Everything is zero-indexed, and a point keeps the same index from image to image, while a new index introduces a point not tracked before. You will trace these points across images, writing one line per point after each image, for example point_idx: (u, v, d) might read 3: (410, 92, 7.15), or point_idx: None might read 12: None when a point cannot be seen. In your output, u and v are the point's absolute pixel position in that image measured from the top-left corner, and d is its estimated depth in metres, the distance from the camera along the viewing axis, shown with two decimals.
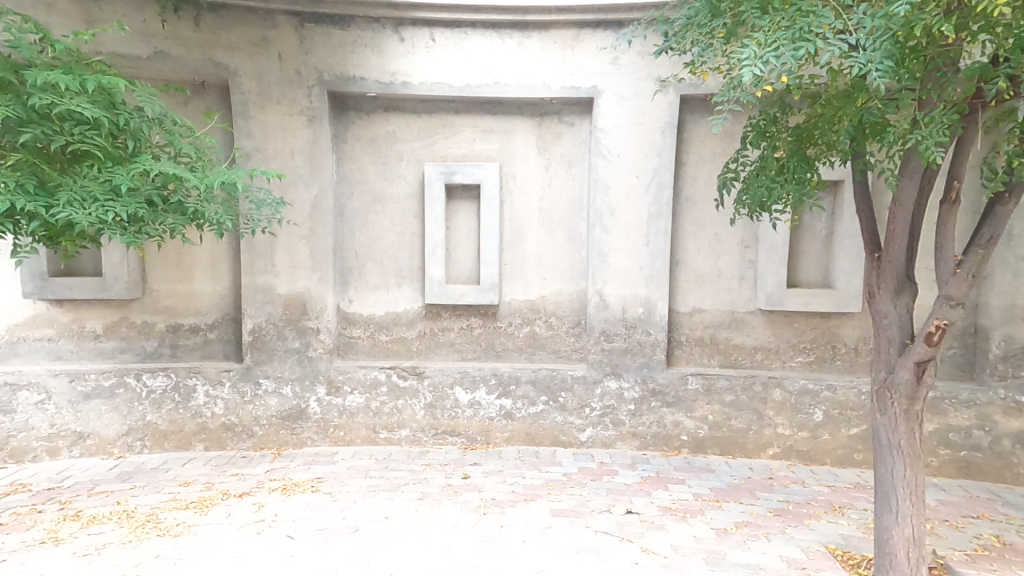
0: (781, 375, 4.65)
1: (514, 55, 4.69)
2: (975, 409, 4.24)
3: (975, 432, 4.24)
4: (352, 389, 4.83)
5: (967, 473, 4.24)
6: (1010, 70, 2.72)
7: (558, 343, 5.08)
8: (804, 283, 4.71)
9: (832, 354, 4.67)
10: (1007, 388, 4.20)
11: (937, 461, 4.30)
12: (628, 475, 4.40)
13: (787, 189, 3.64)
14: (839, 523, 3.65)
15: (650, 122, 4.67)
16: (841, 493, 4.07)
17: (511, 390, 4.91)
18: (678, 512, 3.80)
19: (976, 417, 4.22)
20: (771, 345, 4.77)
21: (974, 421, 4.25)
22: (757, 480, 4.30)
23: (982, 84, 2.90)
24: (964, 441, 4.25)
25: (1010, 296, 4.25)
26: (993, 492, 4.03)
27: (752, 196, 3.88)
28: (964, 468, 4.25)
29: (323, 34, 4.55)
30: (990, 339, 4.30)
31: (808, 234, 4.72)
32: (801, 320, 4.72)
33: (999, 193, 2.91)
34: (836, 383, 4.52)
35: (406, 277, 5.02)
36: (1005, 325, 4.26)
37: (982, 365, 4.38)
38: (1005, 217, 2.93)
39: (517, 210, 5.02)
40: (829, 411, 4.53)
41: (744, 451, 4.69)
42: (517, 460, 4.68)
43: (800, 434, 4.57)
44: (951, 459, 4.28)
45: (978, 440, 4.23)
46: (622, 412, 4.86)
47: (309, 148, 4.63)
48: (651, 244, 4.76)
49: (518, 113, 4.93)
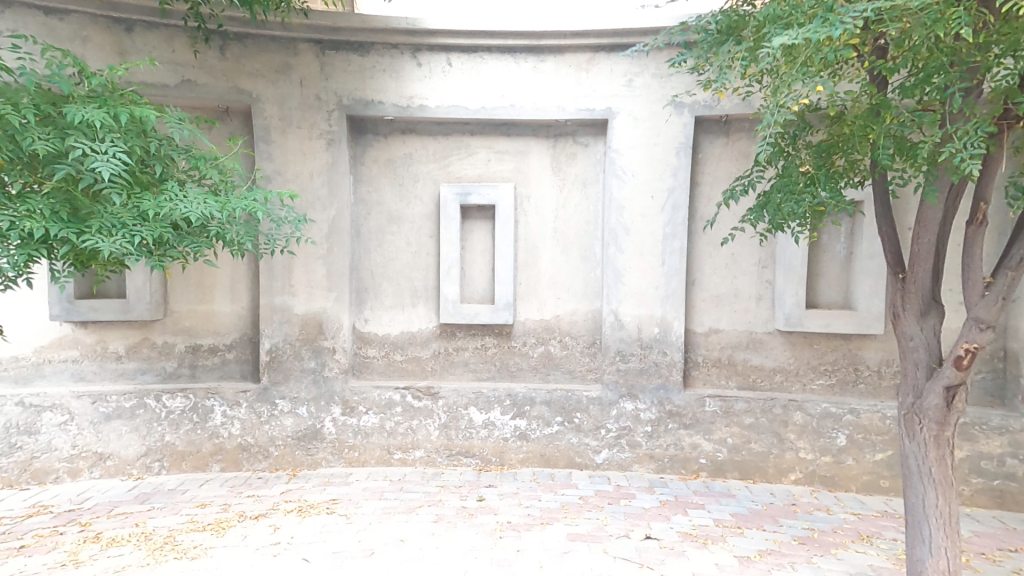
0: (802, 398, 4.56)
1: (529, 78, 4.76)
2: (1008, 436, 4.10)
3: (1008, 461, 4.10)
4: (367, 409, 4.83)
5: (1002, 504, 4.10)
6: None
7: (573, 363, 5.05)
8: (823, 303, 4.64)
9: (854, 377, 4.58)
10: None
11: (969, 489, 4.16)
12: (646, 499, 4.31)
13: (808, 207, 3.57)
14: (868, 554, 3.52)
15: (665, 142, 4.69)
16: (869, 522, 3.94)
17: (525, 411, 4.88)
18: (699, 538, 3.71)
19: (1009, 445, 4.08)
20: (790, 366, 4.69)
21: (1008, 448, 4.11)
22: (780, 506, 4.19)
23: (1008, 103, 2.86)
24: (997, 470, 4.12)
25: None
26: None
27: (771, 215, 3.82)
28: (999, 498, 4.11)
29: (343, 60, 4.67)
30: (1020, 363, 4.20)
31: (827, 254, 4.67)
32: (821, 340, 4.64)
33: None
34: (859, 407, 4.42)
35: (422, 296, 5.04)
36: None
37: (1013, 391, 4.26)
38: None
39: (531, 229, 5.04)
40: (852, 436, 4.42)
41: (765, 476, 4.58)
42: (532, 481, 4.62)
43: (824, 459, 4.46)
44: (984, 489, 4.14)
45: (1012, 469, 4.09)
46: (639, 433, 4.78)
47: (328, 171, 4.72)
48: (667, 263, 4.74)
49: (532, 134, 4.98)
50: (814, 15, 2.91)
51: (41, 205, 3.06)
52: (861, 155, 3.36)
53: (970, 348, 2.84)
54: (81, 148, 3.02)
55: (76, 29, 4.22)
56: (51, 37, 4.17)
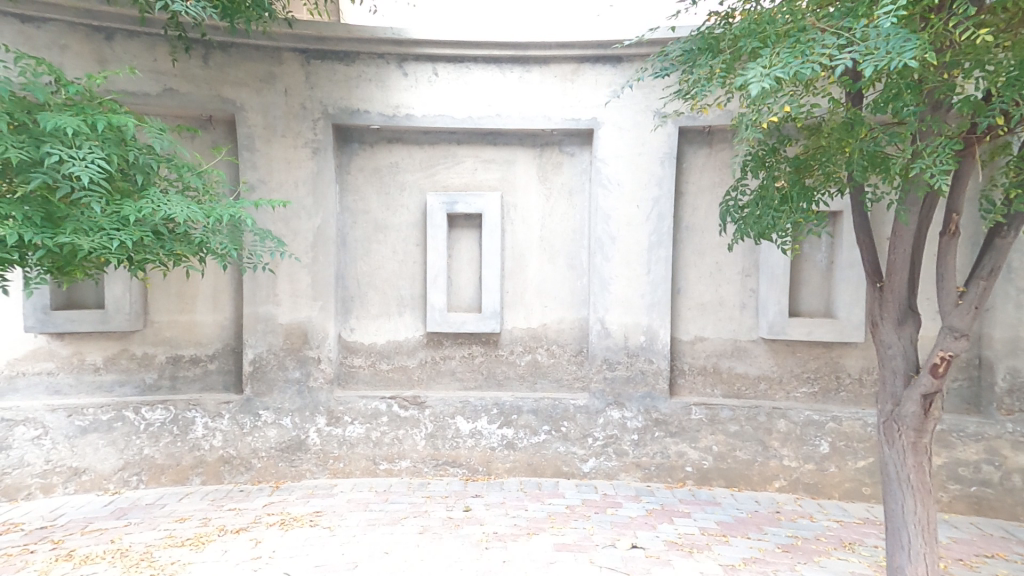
0: (786, 406, 4.57)
1: (515, 88, 4.79)
2: (984, 443, 4.16)
3: (984, 467, 4.16)
4: (352, 419, 4.78)
5: (980, 510, 4.14)
6: (1004, 104, 2.78)
7: (560, 371, 5.04)
8: (805, 312, 4.69)
9: (837, 385, 4.60)
10: (1015, 422, 4.13)
11: (948, 496, 4.20)
12: (632, 508, 4.31)
13: (787, 217, 3.65)
14: (849, 561, 3.56)
15: (649, 152, 4.76)
16: (851, 529, 3.99)
17: (513, 420, 4.86)
18: (684, 547, 3.72)
19: (985, 452, 4.14)
20: (775, 374, 4.71)
21: (983, 455, 4.16)
22: (764, 514, 4.22)
23: (976, 119, 2.97)
24: (974, 476, 4.17)
25: (1013, 329, 4.18)
26: (1006, 531, 3.93)
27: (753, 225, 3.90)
28: (976, 504, 4.15)
29: (328, 69, 4.66)
30: (994, 371, 4.24)
31: (809, 263, 4.72)
32: (804, 349, 4.67)
33: (997, 225, 2.93)
34: (841, 414, 4.44)
35: (408, 305, 5.01)
36: (1010, 357, 4.18)
37: (988, 399, 4.32)
38: (1005, 249, 2.95)
39: (518, 238, 5.05)
40: (835, 443, 4.44)
41: (750, 484, 4.59)
42: (519, 491, 4.59)
43: (807, 467, 4.47)
44: (962, 495, 4.18)
45: (987, 475, 4.15)
46: (626, 442, 4.78)
47: (313, 180, 4.69)
48: (652, 272, 4.79)
49: (519, 143, 5.01)
50: (789, 32, 3.03)
51: (15, 212, 3.00)
52: (836, 168, 3.47)
53: (945, 355, 2.91)
54: (55, 154, 2.97)
55: (55, 37, 4.18)
56: (28, 45, 4.12)
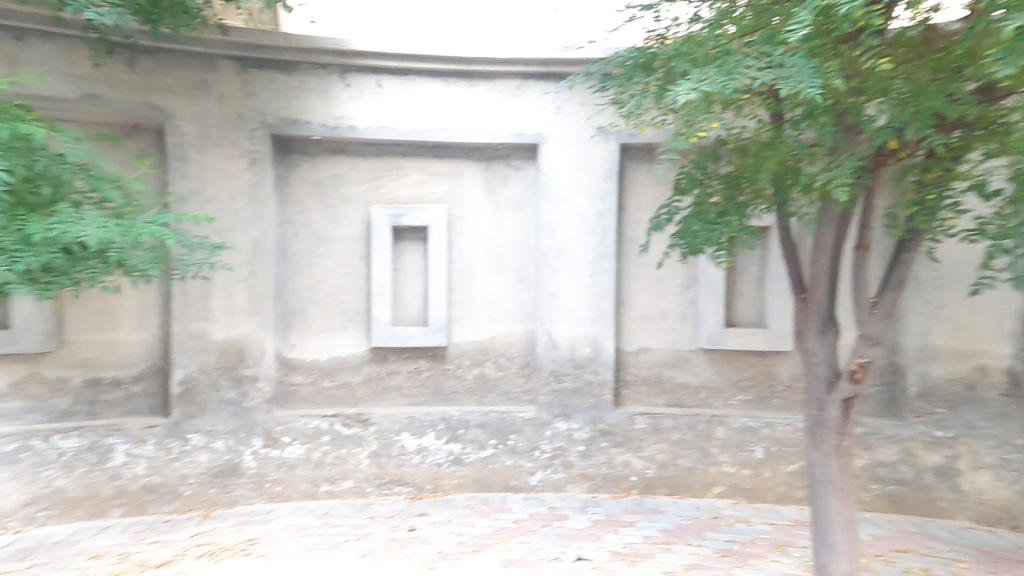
0: (724, 413, 4.68)
1: (461, 101, 4.79)
2: (900, 444, 4.38)
3: (900, 467, 4.37)
4: (291, 440, 4.60)
5: (896, 507, 4.37)
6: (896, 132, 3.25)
7: (509, 385, 5.01)
8: (741, 322, 4.84)
9: (770, 393, 4.70)
10: (926, 423, 4.35)
11: (869, 495, 4.40)
12: (578, 520, 4.33)
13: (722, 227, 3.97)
14: (782, 563, 3.74)
15: (593, 168, 4.88)
16: (783, 531, 4.16)
17: (460, 435, 4.80)
18: (628, 557, 3.77)
19: (900, 452, 4.35)
20: (713, 383, 4.78)
21: (898, 455, 4.39)
22: (704, 520, 4.33)
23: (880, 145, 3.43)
24: (891, 476, 4.38)
25: (922, 337, 4.41)
26: (920, 526, 4.16)
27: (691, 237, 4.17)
28: (893, 502, 4.37)
29: (266, 78, 4.53)
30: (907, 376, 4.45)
31: (744, 275, 4.88)
32: (740, 358, 4.77)
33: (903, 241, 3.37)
34: (774, 420, 4.59)
35: (353, 319, 4.88)
36: (920, 363, 4.41)
37: (903, 402, 4.52)
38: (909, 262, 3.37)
39: (466, 251, 5.03)
40: (769, 449, 4.58)
41: (691, 491, 4.68)
42: (466, 508, 4.53)
43: (744, 472, 4.59)
44: (881, 494, 4.39)
45: (903, 474, 4.37)
46: (573, 453, 4.81)
47: (248, 192, 4.52)
48: (597, 285, 4.90)
49: (466, 157, 4.99)
50: (717, 55, 3.39)
51: None
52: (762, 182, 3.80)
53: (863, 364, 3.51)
54: None
55: None
56: None
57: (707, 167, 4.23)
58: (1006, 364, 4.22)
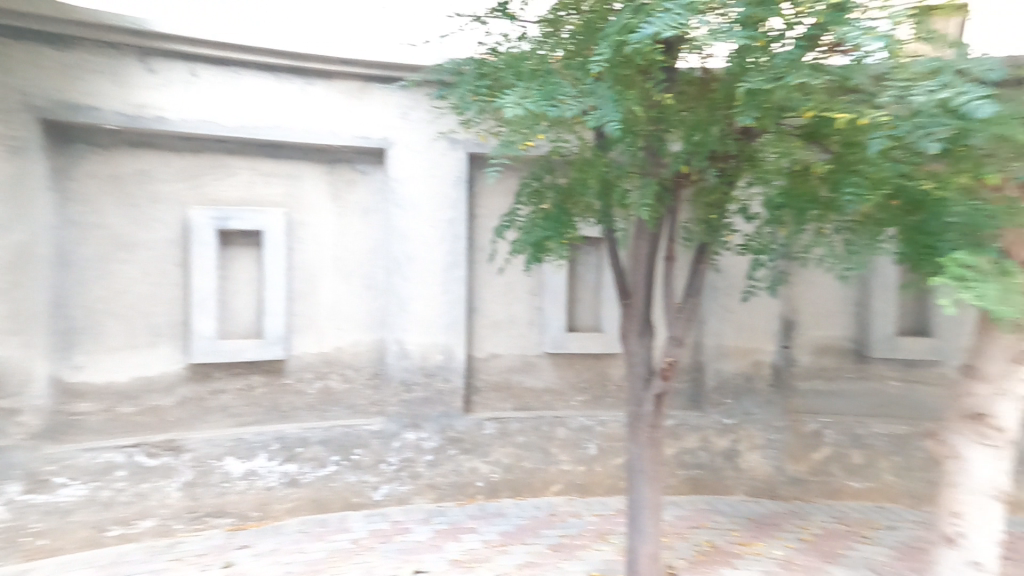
0: (564, 414, 4.98)
1: (296, 99, 4.53)
2: (699, 433, 4.99)
3: (699, 452, 5.01)
4: (71, 479, 3.93)
5: (696, 488, 5.02)
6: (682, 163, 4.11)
7: (355, 398, 4.81)
8: (581, 327, 5.22)
9: (604, 391, 5.11)
10: (718, 413, 5.04)
11: (676, 479, 5.00)
12: (420, 533, 4.29)
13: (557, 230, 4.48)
14: (603, 550, 4.14)
15: (443, 175, 4.90)
16: (607, 520, 4.56)
17: (296, 454, 4.48)
18: (465, 564, 3.82)
19: (699, 439, 4.98)
20: (556, 386, 5.07)
21: (698, 443, 5.02)
22: (541, 518, 4.56)
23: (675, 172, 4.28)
24: (693, 461, 5.01)
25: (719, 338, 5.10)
26: (710, 503, 4.88)
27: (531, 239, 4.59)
28: (693, 484, 5.02)
29: (27, 52, 3.83)
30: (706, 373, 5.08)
31: (583, 283, 5.29)
32: (579, 361, 5.11)
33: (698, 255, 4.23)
34: (607, 418, 4.98)
35: (164, 334, 4.33)
36: (716, 360, 5.09)
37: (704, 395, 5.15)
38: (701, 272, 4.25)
39: (308, 257, 4.74)
40: (601, 444, 4.95)
41: (532, 491, 4.89)
42: (298, 533, 4.25)
43: (579, 468, 4.92)
44: (685, 478, 5.01)
45: (701, 458, 5.02)
46: (420, 464, 4.75)
47: (9, 186, 3.79)
48: (449, 292, 4.92)
49: (305, 158, 4.71)
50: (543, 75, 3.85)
51: None
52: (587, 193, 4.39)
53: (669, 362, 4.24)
54: None
55: None
56: None
57: (543, 178, 4.65)
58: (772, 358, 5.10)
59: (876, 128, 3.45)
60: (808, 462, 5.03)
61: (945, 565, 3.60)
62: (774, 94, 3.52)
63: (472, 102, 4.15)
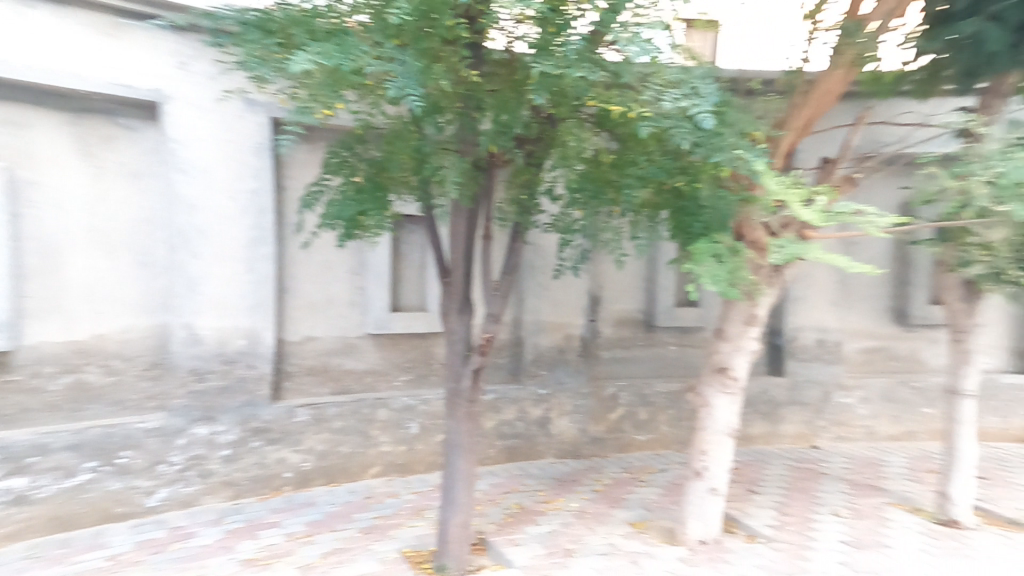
0: (388, 395, 4.89)
1: (15, 30, 3.77)
2: (517, 404, 5.36)
3: (520, 422, 5.36)
4: None
5: (513, 456, 5.42)
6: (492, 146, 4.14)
7: (123, 391, 4.14)
8: (406, 307, 5.22)
9: (428, 370, 5.16)
10: (535, 384, 5.48)
11: (493, 450, 5.36)
12: (206, 535, 3.91)
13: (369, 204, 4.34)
14: (418, 526, 4.24)
15: (239, 140, 4.40)
16: (426, 496, 4.68)
17: (27, 466, 3.71)
18: (261, 561, 3.59)
19: (516, 411, 5.38)
20: (380, 367, 4.97)
21: (516, 414, 5.40)
22: (356, 503, 4.47)
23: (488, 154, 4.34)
24: (511, 432, 5.38)
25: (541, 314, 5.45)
26: (524, 469, 5.33)
27: (340, 214, 4.37)
28: (509, 453, 5.41)
29: None
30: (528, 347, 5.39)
31: (410, 263, 5.23)
32: (405, 341, 5.10)
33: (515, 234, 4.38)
34: (431, 396, 5.04)
35: None
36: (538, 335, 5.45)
37: (523, 368, 5.55)
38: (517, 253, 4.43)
39: (48, 228, 3.94)
40: (423, 423, 5.01)
41: (348, 476, 4.76)
42: (24, 560, 3.55)
43: (400, 448, 4.92)
44: (502, 447, 5.38)
45: (520, 428, 5.37)
46: (212, 459, 4.29)
47: None
48: (253, 271, 4.47)
49: (35, 103, 3.93)
50: (336, 34, 3.61)
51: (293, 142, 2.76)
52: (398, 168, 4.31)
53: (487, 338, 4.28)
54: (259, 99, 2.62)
55: None
56: None
57: (352, 149, 4.45)
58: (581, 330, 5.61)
59: (643, 121, 4.01)
60: (607, 422, 5.74)
61: (694, 494, 4.37)
62: (563, 79, 3.74)
63: (259, 60, 3.60)
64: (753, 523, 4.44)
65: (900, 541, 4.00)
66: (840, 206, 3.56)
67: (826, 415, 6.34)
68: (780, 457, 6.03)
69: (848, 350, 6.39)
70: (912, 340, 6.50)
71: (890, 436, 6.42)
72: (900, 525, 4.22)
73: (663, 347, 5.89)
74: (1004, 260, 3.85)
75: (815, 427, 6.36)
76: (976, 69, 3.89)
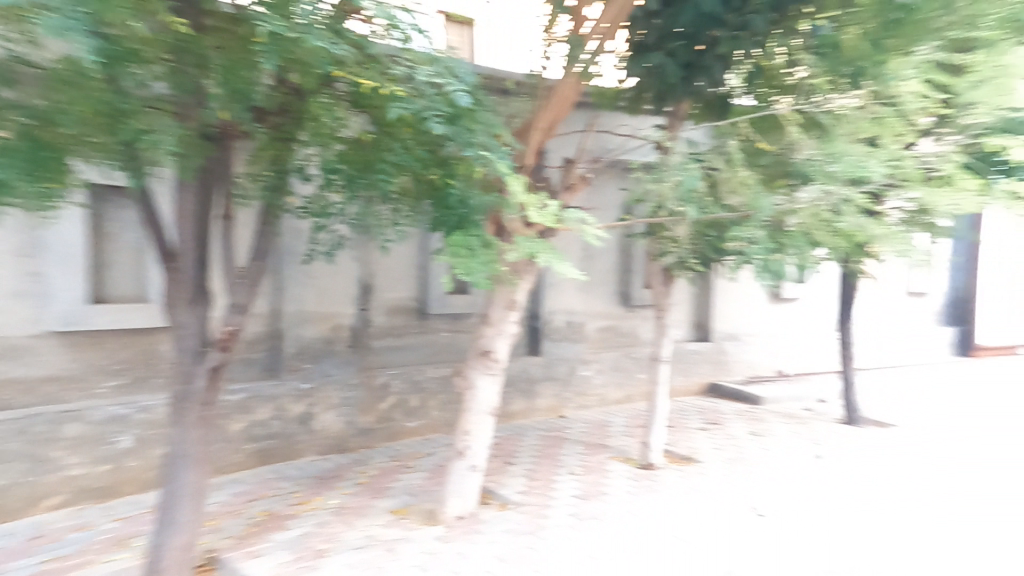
0: (83, 407, 4.60)
1: None
2: (272, 402, 5.20)
3: (270, 423, 5.19)
4: None
5: (265, 459, 5.19)
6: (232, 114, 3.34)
7: None
8: (117, 300, 5.01)
9: (149, 372, 5.00)
10: (294, 378, 5.45)
11: (240, 455, 5.02)
12: None
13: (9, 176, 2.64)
14: (116, 560, 3.72)
15: None
16: (130, 522, 4.31)
17: None
18: None
19: (270, 410, 5.17)
20: (70, 372, 4.65)
21: (270, 414, 5.19)
22: (14, 548, 3.91)
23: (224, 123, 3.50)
24: (262, 434, 5.16)
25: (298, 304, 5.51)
26: (278, 471, 5.07)
27: None
28: (261, 456, 5.16)
29: None
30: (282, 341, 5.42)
31: (120, 247, 5.05)
32: (112, 340, 4.87)
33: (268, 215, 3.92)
34: (147, 403, 4.87)
35: None
36: (294, 326, 5.47)
37: (283, 362, 5.43)
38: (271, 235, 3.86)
39: None
40: (139, 434, 4.80)
41: (18, 513, 4.28)
42: None
43: (102, 468, 4.62)
44: (251, 451, 5.09)
45: (271, 428, 5.19)
46: None
47: None
48: None
49: None
50: None
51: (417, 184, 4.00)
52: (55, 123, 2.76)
53: (229, 330, 3.60)
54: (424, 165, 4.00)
55: None
56: None
57: None
58: (350, 321, 5.79)
59: (394, 100, 3.81)
60: (377, 412, 5.85)
61: (455, 474, 4.47)
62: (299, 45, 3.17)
63: None
64: (506, 492, 4.79)
65: (613, 488, 4.79)
66: (565, 210, 4.04)
67: (571, 388, 7.03)
68: (533, 427, 6.71)
69: (589, 329, 7.26)
70: (632, 319, 7.56)
71: (616, 400, 7.39)
72: (614, 473, 5.02)
73: (434, 333, 6.25)
74: (686, 250, 4.88)
75: (563, 398, 7.08)
76: (665, 95, 4.78)
